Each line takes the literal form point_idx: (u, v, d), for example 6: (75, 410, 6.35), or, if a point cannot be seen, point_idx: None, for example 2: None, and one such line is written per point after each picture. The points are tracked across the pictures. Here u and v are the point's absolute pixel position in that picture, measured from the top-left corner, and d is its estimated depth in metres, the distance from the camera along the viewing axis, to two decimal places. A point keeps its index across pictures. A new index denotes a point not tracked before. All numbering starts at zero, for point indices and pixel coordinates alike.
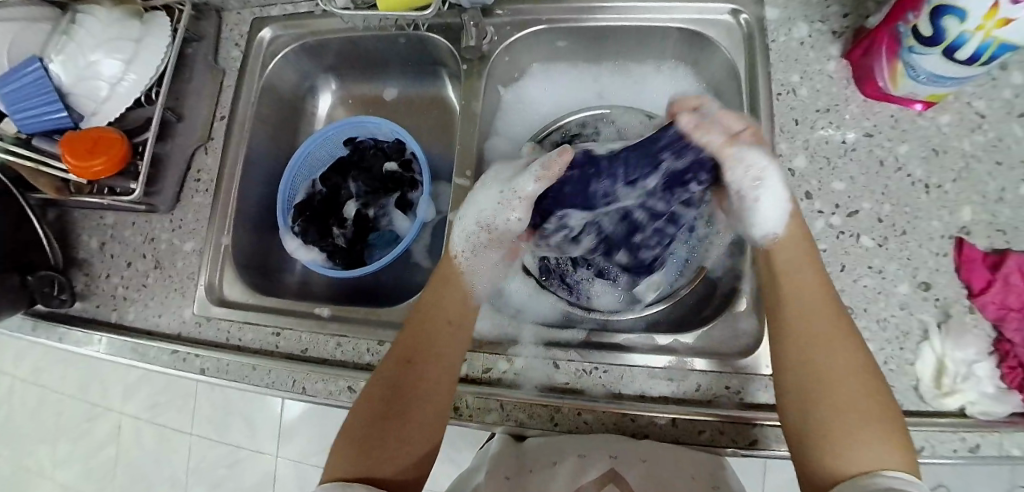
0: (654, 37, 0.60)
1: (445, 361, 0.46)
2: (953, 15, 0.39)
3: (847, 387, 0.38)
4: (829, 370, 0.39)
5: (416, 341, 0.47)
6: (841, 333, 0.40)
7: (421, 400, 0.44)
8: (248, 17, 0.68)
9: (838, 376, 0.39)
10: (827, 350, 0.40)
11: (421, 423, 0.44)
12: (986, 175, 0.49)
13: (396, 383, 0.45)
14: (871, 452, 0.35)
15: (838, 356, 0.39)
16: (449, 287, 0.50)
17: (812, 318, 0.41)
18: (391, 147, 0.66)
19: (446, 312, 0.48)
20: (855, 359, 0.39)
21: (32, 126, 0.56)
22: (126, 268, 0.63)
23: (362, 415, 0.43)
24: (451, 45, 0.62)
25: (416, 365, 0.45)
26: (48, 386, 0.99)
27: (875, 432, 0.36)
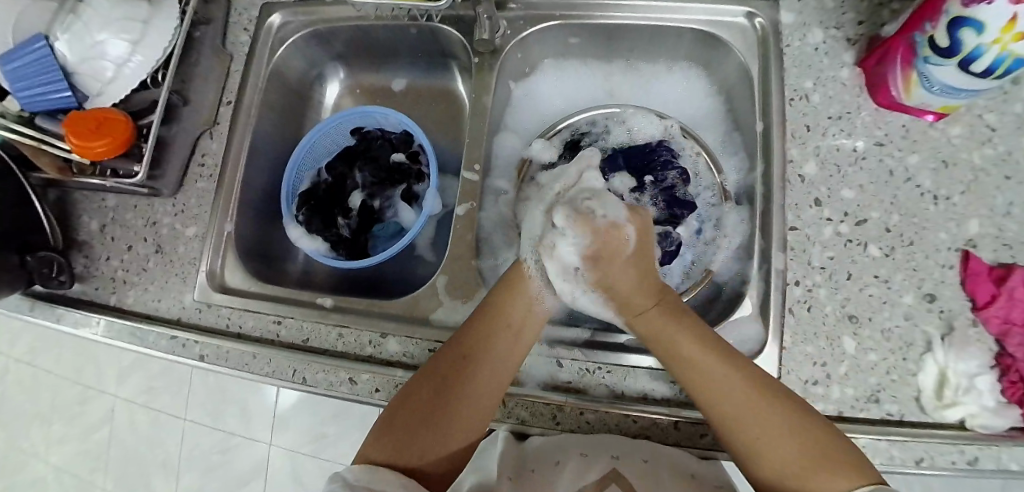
0: (667, 37, 0.60)
1: (496, 367, 0.44)
2: (970, 28, 0.39)
3: (779, 442, 0.38)
4: (750, 430, 0.39)
5: (478, 339, 0.45)
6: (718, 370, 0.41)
7: (469, 403, 0.43)
8: (257, 1, 0.67)
9: (758, 435, 0.38)
10: (710, 391, 0.40)
11: (468, 421, 0.43)
12: (995, 189, 0.49)
13: (448, 381, 0.43)
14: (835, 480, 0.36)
15: (742, 424, 0.39)
16: (522, 293, 0.47)
17: (696, 376, 0.41)
18: (398, 138, 0.65)
19: (513, 318, 0.46)
20: (773, 411, 0.39)
21: (36, 105, 0.56)
22: (126, 251, 0.62)
23: (406, 408, 0.43)
24: (463, 38, 0.61)
25: (472, 370, 0.44)
26: (43, 367, 0.98)
27: (837, 462, 0.36)
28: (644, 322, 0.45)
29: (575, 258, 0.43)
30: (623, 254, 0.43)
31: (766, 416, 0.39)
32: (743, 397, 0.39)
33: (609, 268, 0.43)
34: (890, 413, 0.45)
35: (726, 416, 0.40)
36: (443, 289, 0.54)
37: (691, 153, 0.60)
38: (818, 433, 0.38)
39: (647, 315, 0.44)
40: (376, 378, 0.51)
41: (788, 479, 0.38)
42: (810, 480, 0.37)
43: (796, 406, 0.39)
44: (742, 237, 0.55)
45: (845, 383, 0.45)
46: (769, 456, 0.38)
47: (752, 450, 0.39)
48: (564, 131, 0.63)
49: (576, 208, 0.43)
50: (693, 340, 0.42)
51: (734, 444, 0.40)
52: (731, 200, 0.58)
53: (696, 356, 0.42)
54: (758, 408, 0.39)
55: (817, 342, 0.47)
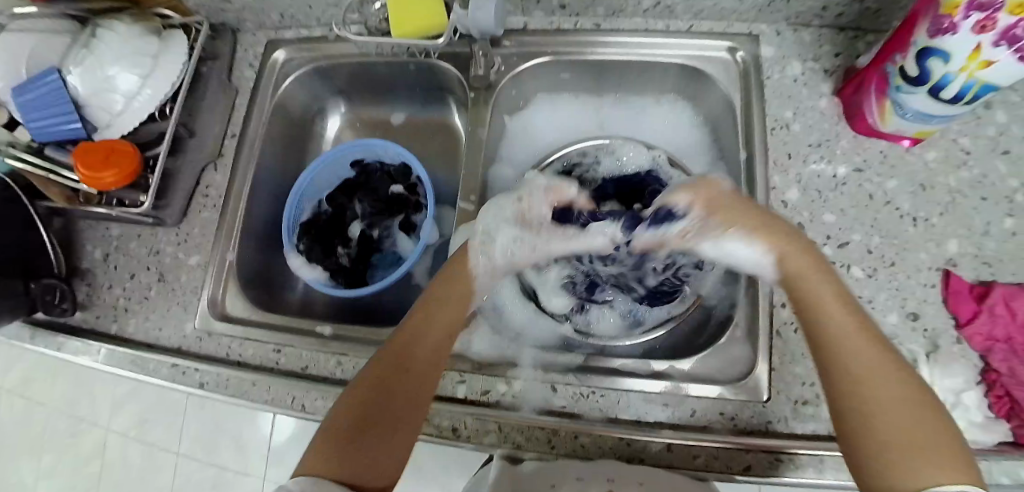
0: (653, 72, 0.63)
1: (435, 351, 0.45)
2: (937, 57, 0.42)
3: (895, 400, 0.35)
4: (874, 386, 0.36)
5: (413, 336, 0.45)
6: (867, 346, 0.38)
7: (407, 389, 0.42)
8: (262, 38, 0.70)
9: (880, 397, 0.35)
10: (853, 337, 0.38)
11: (405, 418, 0.42)
12: (973, 209, 0.51)
13: (383, 372, 0.43)
14: (942, 471, 0.32)
15: (866, 374, 0.36)
16: (451, 289, 0.48)
17: (832, 320, 0.39)
18: (396, 171, 0.68)
19: (450, 310, 0.47)
20: (902, 380, 0.36)
21: (44, 135, 0.58)
22: (129, 279, 0.63)
23: (351, 414, 0.40)
24: (460, 74, 0.64)
25: (409, 366, 0.43)
26: (35, 399, 0.98)
27: (939, 448, 0.33)
28: (792, 263, 0.42)
29: (689, 236, 0.45)
30: (749, 204, 0.44)
31: (897, 386, 0.36)
32: (881, 353, 0.37)
33: (731, 214, 0.43)
34: None
35: (853, 385, 0.37)
36: None
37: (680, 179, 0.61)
38: (931, 417, 0.35)
39: (793, 256, 0.42)
40: None
41: (896, 447, 0.33)
42: (924, 460, 0.32)
43: (918, 389, 0.36)
44: None
45: None
46: (874, 420, 0.35)
47: (861, 420, 0.35)
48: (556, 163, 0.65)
49: (694, 185, 0.45)
50: (842, 305, 0.40)
51: (847, 411, 0.36)
52: None
53: (835, 315, 0.39)
54: (892, 373, 0.37)
55: (805, 363, 0.48)
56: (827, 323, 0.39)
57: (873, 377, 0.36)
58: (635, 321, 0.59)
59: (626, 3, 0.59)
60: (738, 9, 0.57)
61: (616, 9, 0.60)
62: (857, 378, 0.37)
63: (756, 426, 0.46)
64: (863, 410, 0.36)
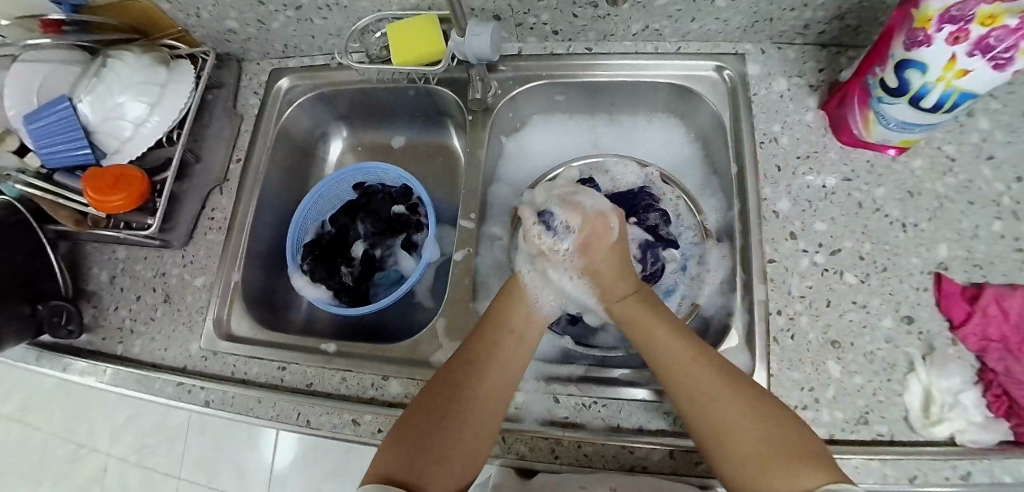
0: (645, 92, 0.65)
1: (505, 367, 0.48)
2: (914, 69, 0.43)
3: (755, 419, 0.40)
4: (715, 405, 0.42)
5: (484, 346, 0.48)
6: (705, 375, 0.43)
7: (482, 401, 0.45)
8: (266, 67, 0.73)
9: (740, 418, 0.40)
10: (688, 363, 0.44)
11: (472, 423, 0.44)
12: (960, 213, 0.52)
13: (458, 382, 0.46)
14: (807, 474, 0.36)
15: (717, 393, 0.42)
16: (515, 300, 0.51)
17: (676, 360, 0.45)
18: (398, 192, 0.69)
19: (515, 321, 0.50)
20: (752, 398, 0.41)
21: (54, 161, 0.60)
22: (135, 301, 0.65)
23: (419, 416, 0.44)
24: (458, 99, 0.66)
25: (477, 372, 0.46)
26: (36, 425, 0.97)
27: (802, 455, 0.37)
28: (623, 308, 0.50)
29: (566, 253, 0.51)
30: (607, 243, 0.50)
31: (744, 404, 0.41)
32: (728, 378, 0.43)
33: (596, 257, 0.50)
34: (880, 433, 0.46)
35: (711, 402, 0.42)
36: (442, 331, 0.56)
37: (673, 197, 0.65)
38: (793, 428, 0.40)
39: (626, 303, 0.50)
40: (378, 419, 0.52)
41: (754, 459, 0.39)
42: (789, 467, 0.37)
43: (769, 403, 0.41)
44: (725, 272, 0.58)
45: (834, 406, 0.47)
46: (733, 439, 0.40)
47: (721, 435, 0.41)
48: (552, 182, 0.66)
49: (569, 201, 0.52)
50: (674, 334, 0.46)
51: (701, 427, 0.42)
52: (713, 237, 0.61)
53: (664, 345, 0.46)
54: (725, 389, 0.42)
55: (803, 368, 0.48)
56: (657, 356, 0.46)
57: (715, 403, 0.42)
58: None
59: (616, 27, 0.61)
60: (723, 30, 0.60)
61: (606, 33, 0.62)
62: (700, 397, 0.42)
63: None
64: (719, 426, 0.41)
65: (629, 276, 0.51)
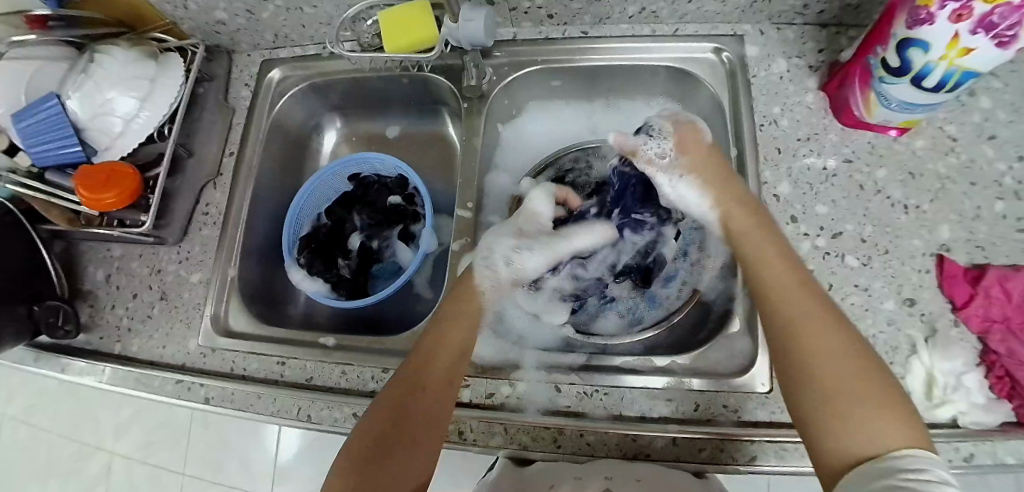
0: (642, 75, 0.64)
1: (449, 372, 0.45)
2: (917, 48, 0.43)
3: (851, 359, 0.36)
4: (821, 334, 0.37)
5: (429, 358, 0.45)
6: (814, 302, 0.39)
7: (425, 412, 0.43)
8: (257, 58, 0.72)
9: (833, 353, 0.37)
10: (798, 293, 0.40)
11: (426, 440, 0.42)
12: (963, 194, 0.52)
13: (398, 396, 0.43)
14: (896, 430, 0.33)
15: (821, 332, 0.38)
16: (460, 305, 0.49)
17: (776, 282, 0.41)
18: (393, 182, 0.69)
19: (460, 327, 0.48)
20: (850, 340, 0.37)
21: (43, 160, 0.59)
22: (132, 299, 0.64)
23: (368, 441, 0.41)
24: (452, 85, 0.65)
25: (425, 386, 0.44)
26: (39, 425, 0.97)
27: (900, 411, 0.34)
28: (736, 224, 0.46)
29: (660, 161, 0.49)
30: (708, 154, 0.48)
31: (844, 344, 0.37)
32: (831, 319, 0.38)
33: (706, 172, 0.48)
34: None
35: (799, 334, 0.38)
36: None
37: None
38: (884, 383, 0.36)
39: (737, 221, 0.46)
40: None
41: (835, 400, 0.35)
42: (865, 418, 0.34)
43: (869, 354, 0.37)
44: (726, 256, 0.57)
45: None
46: (824, 370, 0.36)
47: (806, 372, 0.37)
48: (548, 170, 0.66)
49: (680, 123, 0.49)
50: (787, 261, 0.42)
51: (794, 353, 0.38)
52: None
53: (774, 272, 0.42)
54: (833, 329, 0.38)
55: None
56: (762, 269, 0.42)
57: (822, 334, 0.37)
58: (634, 320, 0.60)
59: (612, 10, 0.60)
60: (722, 11, 0.59)
61: (602, 16, 0.61)
62: (795, 325, 0.38)
63: (761, 418, 0.46)
64: (812, 356, 0.37)
65: (734, 182, 0.48)
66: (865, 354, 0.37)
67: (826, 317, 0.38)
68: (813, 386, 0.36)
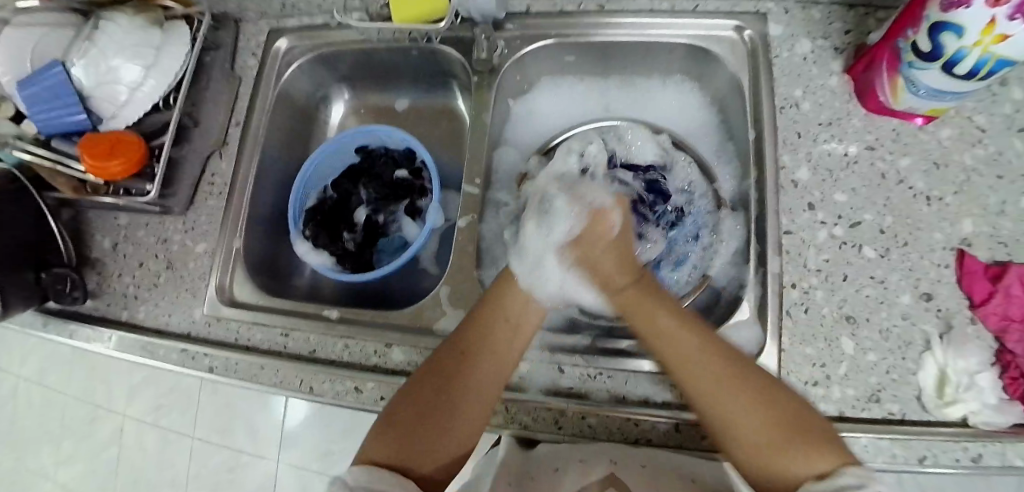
0: (659, 52, 0.62)
1: (493, 370, 0.46)
2: (950, 32, 0.41)
3: (754, 399, 0.40)
4: (717, 399, 0.41)
5: (479, 333, 0.47)
6: (705, 365, 0.42)
7: (470, 399, 0.44)
8: (264, 26, 0.70)
9: (735, 404, 0.40)
10: (685, 351, 0.43)
11: (471, 411, 0.44)
12: (988, 188, 0.50)
13: (442, 385, 0.44)
14: (813, 458, 0.36)
15: (724, 399, 0.40)
16: (513, 287, 0.50)
17: (677, 346, 0.43)
18: (401, 156, 0.68)
19: (511, 307, 0.49)
20: (755, 399, 0.40)
21: (50, 128, 0.58)
22: (138, 268, 0.64)
23: (412, 403, 0.44)
24: (462, 58, 0.64)
25: (473, 358, 0.46)
26: (51, 388, 0.99)
27: (804, 443, 0.37)
28: (623, 296, 0.49)
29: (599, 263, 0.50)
30: (606, 239, 0.48)
31: (742, 399, 0.40)
32: (726, 376, 0.41)
33: (590, 251, 0.48)
34: (892, 412, 0.45)
35: (710, 394, 0.41)
36: (446, 300, 0.56)
37: (687, 165, 0.63)
38: (797, 408, 0.39)
39: (626, 291, 0.48)
40: (381, 387, 0.52)
41: (761, 447, 0.38)
42: (787, 452, 0.37)
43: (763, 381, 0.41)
44: (739, 242, 0.56)
45: (846, 383, 0.46)
46: (732, 423, 0.40)
47: (720, 427, 0.40)
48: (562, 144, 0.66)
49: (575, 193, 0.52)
50: (670, 311, 0.46)
51: (705, 414, 0.41)
52: (727, 206, 0.59)
53: (659, 336, 0.45)
54: (734, 392, 0.40)
55: (816, 344, 0.47)
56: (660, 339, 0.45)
57: (723, 400, 0.40)
58: None
59: None
60: None
61: None
62: (705, 400, 0.41)
63: None
64: (724, 414, 0.40)
65: (632, 264, 0.50)
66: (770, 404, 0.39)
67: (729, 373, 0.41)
68: (734, 441, 0.40)
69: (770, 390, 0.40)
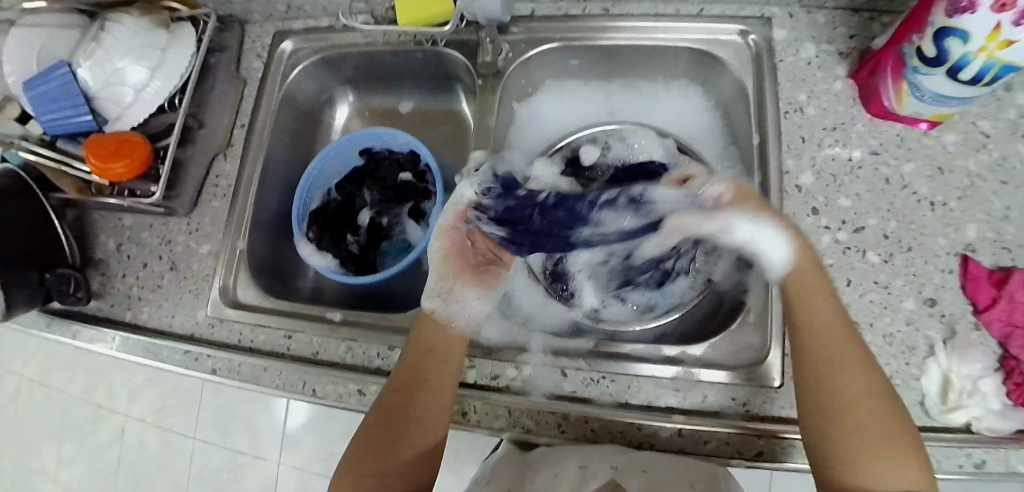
0: (664, 56, 0.62)
1: (433, 391, 0.48)
2: (955, 37, 0.41)
3: (883, 421, 0.39)
4: (852, 390, 0.40)
5: (412, 366, 0.49)
6: (852, 364, 0.41)
7: (418, 428, 0.47)
8: (270, 28, 0.70)
9: (867, 413, 0.39)
10: (842, 369, 0.41)
11: (422, 438, 0.47)
12: (992, 193, 0.50)
13: (391, 417, 0.47)
14: (897, 475, 0.37)
15: (849, 388, 0.40)
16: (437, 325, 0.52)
17: (820, 340, 0.43)
18: (405, 158, 0.67)
19: (434, 340, 0.50)
20: (884, 395, 0.40)
21: (56, 129, 0.59)
22: (142, 269, 0.64)
23: (363, 441, 0.47)
24: (467, 61, 0.64)
25: (412, 391, 0.48)
26: (54, 387, 1.00)
27: (909, 457, 0.38)
28: (804, 277, 0.45)
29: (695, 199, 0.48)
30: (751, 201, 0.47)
31: (874, 391, 0.40)
32: (875, 396, 0.40)
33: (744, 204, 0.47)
34: None
35: (846, 401, 0.40)
36: None
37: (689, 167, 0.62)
38: (898, 416, 0.40)
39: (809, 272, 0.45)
40: (383, 390, 0.52)
41: (871, 451, 0.38)
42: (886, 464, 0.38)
43: (892, 398, 0.40)
44: (742, 246, 0.56)
45: None
46: (852, 412, 0.40)
47: (833, 417, 0.40)
48: (564, 148, 0.65)
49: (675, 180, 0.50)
50: (837, 314, 0.43)
51: (823, 398, 0.41)
52: None
53: (823, 317, 0.43)
54: (862, 384, 0.41)
55: None
56: (807, 331, 0.43)
57: (846, 389, 0.40)
58: (648, 307, 0.59)
59: None
60: None
61: None
62: (834, 387, 0.41)
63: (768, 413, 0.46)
64: (845, 406, 0.40)
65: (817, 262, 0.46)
66: (880, 398, 0.40)
67: (866, 370, 0.41)
68: (829, 432, 0.40)
69: (886, 394, 0.40)
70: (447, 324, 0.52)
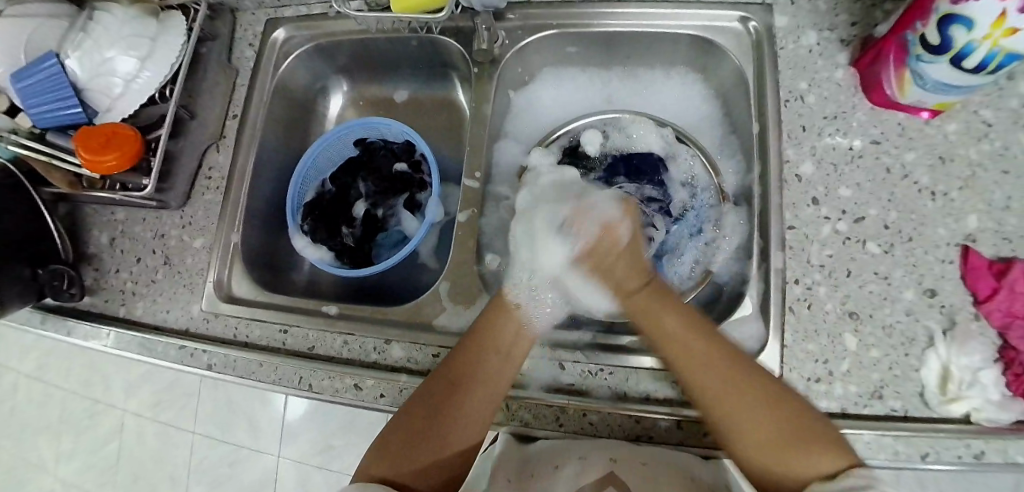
0: (662, 43, 0.61)
1: (490, 389, 0.45)
2: (960, 25, 0.40)
3: (759, 424, 0.39)
4: (717, 395, 0.41)
5: (472, 357, 0.46)
6: (720, 372, 0.41)
7: (461, 424, 0.44)
8: (261, 17, 0.69)
9: (739, 411, 0.40)
10: (705, 378, 0.41)
11: (460, 437, 0.44)
12: (993, 183, 0.49)
13: (435, 405, 0.44)
14: (812, 459, 0.37)
15: (717, 401, 0.41)
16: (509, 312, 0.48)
17: (675, 344, 0.43)
18: (400, 148, 0.67)
19: (503, 333, 0.47)
20: (755, 389, 0.40)
21: (46, 122, 0.58)
22: (135, 263, 0.63)
23: (401, 425, 0.44)
24: (463, 49, 0.63)
25: (465, 385, 0.45)
26: (52, 383, 0.99)
27: (811, 440, 0.37)
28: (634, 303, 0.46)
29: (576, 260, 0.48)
30: (617, 249, 0.45)
31: (746, 392, 0.40)
32: (741, 385, 0.40)
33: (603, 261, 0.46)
34: (894, 409, 0.45)
35: (718, 404, 0.41)
36: (446, 295, 0.55)
37: (687, 157, 0.62)
38: (805, 410, 0.39)
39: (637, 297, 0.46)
40: (380, 384, 0.52)
41: (765, 448, 0.39)
42: (796, 453, 0.37)
43: (776, 396, 0.40)
44: (741, 237, 0.56)
45: (848, 380, 0.46)
46: (733, 426, 0.40)
47: (727, 429, 0.40)
48: (563, 138, 0.64)
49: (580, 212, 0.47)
50: (681, 316, 0.44)
51: (713, 421, 0.41)
52: (729, 200, 0.59)
53: (670, 328, 0.44)
54: (735, 388, 0.41)
55: (818, 340, 0.47)
56: (655, 334, 0.45)
57: (723, 396, 0.41)
58: None
59: None
60: None
61: None
62: (706, 399, 0.41)
63: None
64: (723, 420, 0.41)
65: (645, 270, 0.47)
66: (773, 394, 0.40)
67: (736, 379, 0.41)
68: (732, 441, 0.40)
69: (783, 397, 0.40)
70: (525, 324, 0.48)
